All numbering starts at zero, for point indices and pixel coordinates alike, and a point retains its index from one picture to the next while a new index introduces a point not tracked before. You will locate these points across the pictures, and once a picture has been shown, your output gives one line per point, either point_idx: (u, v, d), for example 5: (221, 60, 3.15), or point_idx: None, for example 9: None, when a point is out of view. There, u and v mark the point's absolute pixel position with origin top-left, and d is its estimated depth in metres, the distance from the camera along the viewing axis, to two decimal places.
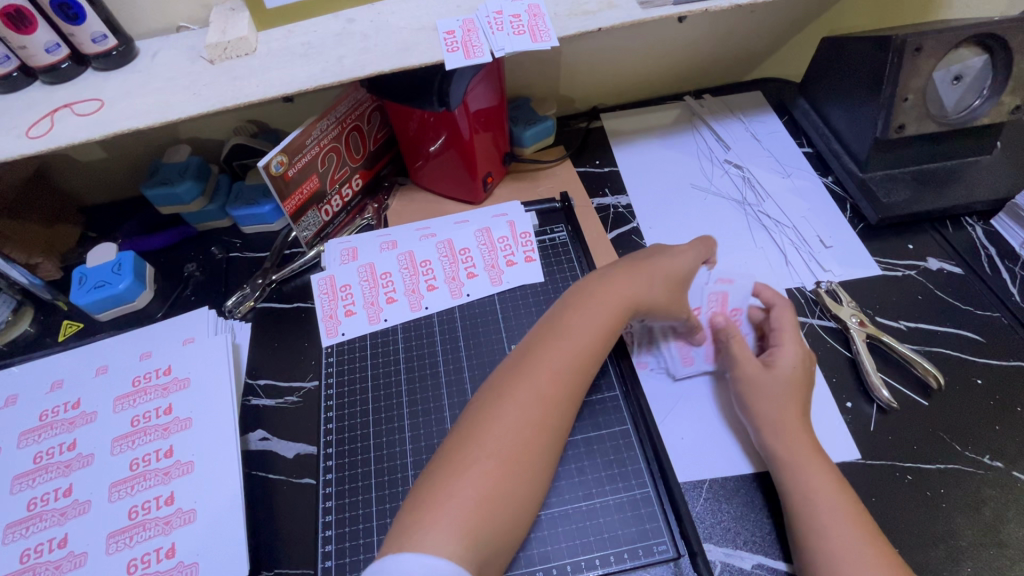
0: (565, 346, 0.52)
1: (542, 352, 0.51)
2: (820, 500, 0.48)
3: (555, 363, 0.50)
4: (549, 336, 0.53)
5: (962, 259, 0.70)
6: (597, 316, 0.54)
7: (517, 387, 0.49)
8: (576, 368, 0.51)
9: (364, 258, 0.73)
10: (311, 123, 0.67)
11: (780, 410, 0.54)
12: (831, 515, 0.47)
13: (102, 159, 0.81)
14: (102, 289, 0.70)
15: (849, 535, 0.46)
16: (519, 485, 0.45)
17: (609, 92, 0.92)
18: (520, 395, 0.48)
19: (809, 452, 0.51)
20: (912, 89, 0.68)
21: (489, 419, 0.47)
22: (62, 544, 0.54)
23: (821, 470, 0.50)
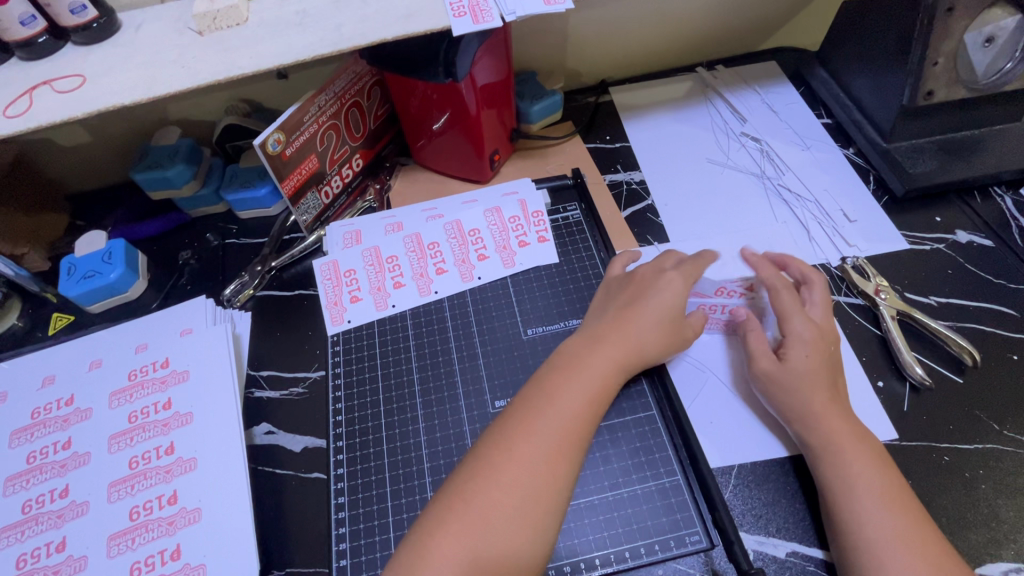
0: (567, 392, 0.49)
1: (543, 401, 0.48)
2: (858, 482, 0.46)
3: (556, 413, 0.47)
4: (551, 383, 0.50)
5: (992, 231, 0.67)
6: (598, 361, 0.51)
7: (515, 440, 0.46)
8: (580, 419, 0.48)
9: (368, 241, 0.69)
10: (308, 99, 0.63)
11: (809, 398, 0.51)
12: (868, 497, 0.45)
13: (87, 143, 0.77)
14: (92, 279, 0.67)
15: (888, 520, 0.44)
16: (513, 551, 0.42)
17: (618, 65, 0.88)
18: (518, 451, 0.45)
19: (848, 433, 0.49)
20: (943, 52, 0.64)
21: (483, 474, 0.44)
22: (60, 548, 0.51)
23: (860, 450, 0.48)
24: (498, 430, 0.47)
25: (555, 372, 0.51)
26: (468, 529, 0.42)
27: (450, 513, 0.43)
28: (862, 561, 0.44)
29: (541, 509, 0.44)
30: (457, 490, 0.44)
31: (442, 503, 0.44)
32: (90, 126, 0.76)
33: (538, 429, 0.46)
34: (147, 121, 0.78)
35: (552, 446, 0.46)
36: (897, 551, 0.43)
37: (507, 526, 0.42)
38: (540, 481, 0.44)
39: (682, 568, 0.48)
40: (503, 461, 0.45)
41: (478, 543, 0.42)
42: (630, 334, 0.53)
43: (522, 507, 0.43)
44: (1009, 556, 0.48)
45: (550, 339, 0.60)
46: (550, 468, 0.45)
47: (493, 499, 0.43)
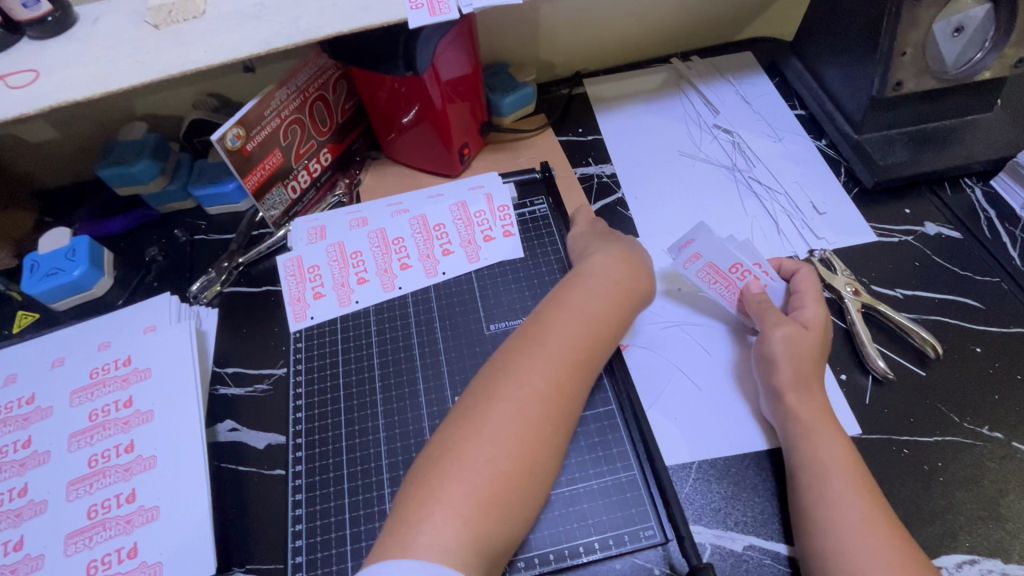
0: (586, 304, 0.51)
1: (562, 312, 0.50)
2: (832, 462, 0.47)
3: (577, 322, 0.49)
4: (568, 297, 0.51)
5: (961, 223, 0.67)
6: (607, 280, 0.53)
7: (542, 345, 0.47)
8: (599, 331, 0.50)
9: (333, 236, 0.69)
10: (269, 93, 0.62)
11: (797, 372, 0.53)
12: (839, 471, 0.47)
13: (53, 138, 0.76)
14: (55, 276, 0.66)
15: (857, 502, 0.45)
16: (543, 445, 0.43)
17: (592, 56, 0.88)
18: (543, 356, 0.46)
19: (823, 416, 0.51)
20: (911, 42, 0.63)
21: (513, 374, 0.45)
22: (17, 547, 0.51)
23: (834, 433, 0.50)
24: (523, 338, 0.49)
25: (570, 289, 0.53)
26: (499, 422, 0.42)
27: (486, 408, 0.43)
28: (827, 541, 0.44)
29: (565, 410, 0.45)
30: (488, 390, 0.45)
31: (472, 403, 0.45)
32: (56, 121, 0.75)
33: (561, 338, 0.48)
34: (114, 116, 0.77)
35: (575, 352, 0.47)
36: (863, 532, 0.44)
37: (535, 422, 0.43)
38: (565, 384, 0.46)
39: (638, 561, 0.48)
40: (530, 363, 0.46)
41: (509, 435, 0.42)
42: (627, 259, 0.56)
43: (550, 405, 0.44)
44: (964, 548, 0.48)
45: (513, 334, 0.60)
46: (575, 374, 0.46)
47: (525, 396, 0.44)
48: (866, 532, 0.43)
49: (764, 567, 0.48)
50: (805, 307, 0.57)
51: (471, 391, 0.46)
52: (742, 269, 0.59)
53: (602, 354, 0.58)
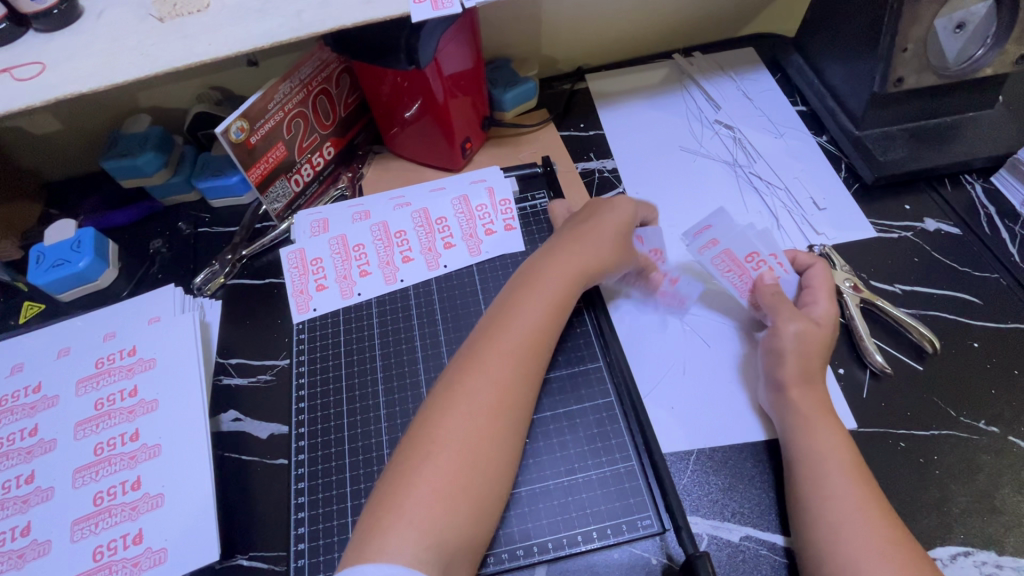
0: (530, 309, 0.52)
1: (506, 320, 0.51)
2: (828, 455, 0.48)
3: (520, 328, 0.50)
4: (515, 302, 0.53)
5: (961, 219, 0.67)
6: (554, 281, 0.55)
7: (484, 356, 0.49)
8: (541, 335, 0.51)
9: (336, 229, 0.69)
10: (273, 86, 0.63)
11: (790, 369, 0.53)
12: (835, 466, 0.47)
13: (59, 131, 0.77)
14: (61, 268, 0.67)
15: (852, 492, 0.46)
16: (493, 454, 0.45)
17: (594, 51, 0.88)
18: (488, 366, 0.48)
19: (820, 409, 0.51)
20: (912, 39, 0.63)
21: (457, 388, 0.47)
22: (24, 532, 0.51)
23: (831, 425, 0.50)
24: (467, 349, 0.50)
25: (516, 294, 0.54)
26: (445, 437, 0.44)
27: (431, 423, 0.45)
28: (822, 531, 0.45)
29: (510, 415, 0.47)
30: (435, 405, 0.46)
31: (420, 418, 0.46)
32: (62, 115, 0.76)
33: (503, 348, 0.49)
34: (119, 109, 0.77)
35: (517, 359, 0.49)
36: (857, 521, 0.44)
37: (481, 431, 0.45)
38: (509, 391, 0.47)
39: (636, 551, 0.49)
40: (473, 376, 0.47)
41: (458, 447, 0.44)
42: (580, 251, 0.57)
43: (493, 414, 0.46)
44: (958, 540, 0.49)
45: None
46: (517, 379, 0.48)
47: (466, 410, 0.46)
48: (859, 525, 0.44)
49: (761, 558, 0.48)
50: (817, 304, 0.56)
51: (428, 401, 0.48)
52: (758, 259, 0.59)
53: (601, 346, 0.59)
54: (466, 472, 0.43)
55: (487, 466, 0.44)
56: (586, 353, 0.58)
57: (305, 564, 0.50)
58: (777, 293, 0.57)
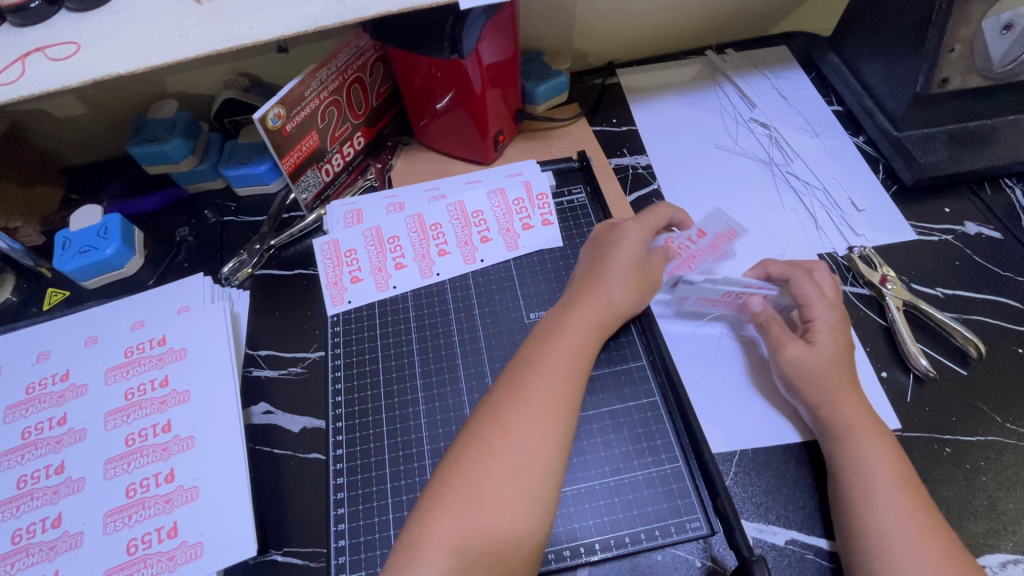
0: (554, 357, 0.48)
1: (529, 368, 0.48)
2: (875, 466, 0.46)
3: (542, 376, 0.47)
4: (537, 349, 0.49)
5: (1001, 223, 0.67)
6: (577, 328, 0.51)
7: (505, 407, 0.45)
8: (567, 383, 0.47)
9: (369, 220, 0.68)
10: (310, 73, 0.61)
11: (825, 379, 0.51)
12: (881, 471, 0.46)
13: (83, 115, 0.75)
14: (88, 254, 0.65)
15: (901, 503, 0.44)
16: (524, 475, 0.42)
17: (626, 46, 0.86)
18: (509, 420, 0.44)
19: (865, 420, 0.49)
20: (960, 39, 0.63)
21: (474, 444, 0.44)
22: (56, 523, 0.50)
23: (878, 435, 0.48)
24: (489, 400, 0.47)
25: (538, 342, 0.50)
26: (461, 500, 0.41)
27: (447, 486, 0.42)
28: (872, 541, 0.43)
29: (535, 474, 0.42)
30: (452, 463, 0.43)
31: (438, 477, 0.43)
32: (86, 98, 0.74)
33: (525, 398, 0.45)
34: (144, 94, 0.76)
35: (541, 410, 0.45)
36: (909, 532, 0.43)
37: (500, 493, 0.41)
38: (533, 445, 0.43)
39: (680, 553, 0.48)
40: (494, 431, 0.44)
41: (476, 511, 0.41)
42: (598, 293, 0.54)
43: (516, 473, 0.42)
44: (1007, 547, 0.48)
45: None
46: (543, 432, 0.44)
47: (486, 469, 0.42)
48: (909, 535, 0.43)
49: (806, 562, 0.47)
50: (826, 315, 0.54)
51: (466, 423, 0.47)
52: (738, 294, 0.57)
53: (643, 344, 0.58)
54: (485, 537, 0.40)
55: (510, 533, 0.40)
56: (628, 352, 0.58)
57: (346, 562, 0.49)
58: (768, 318, 0.56)
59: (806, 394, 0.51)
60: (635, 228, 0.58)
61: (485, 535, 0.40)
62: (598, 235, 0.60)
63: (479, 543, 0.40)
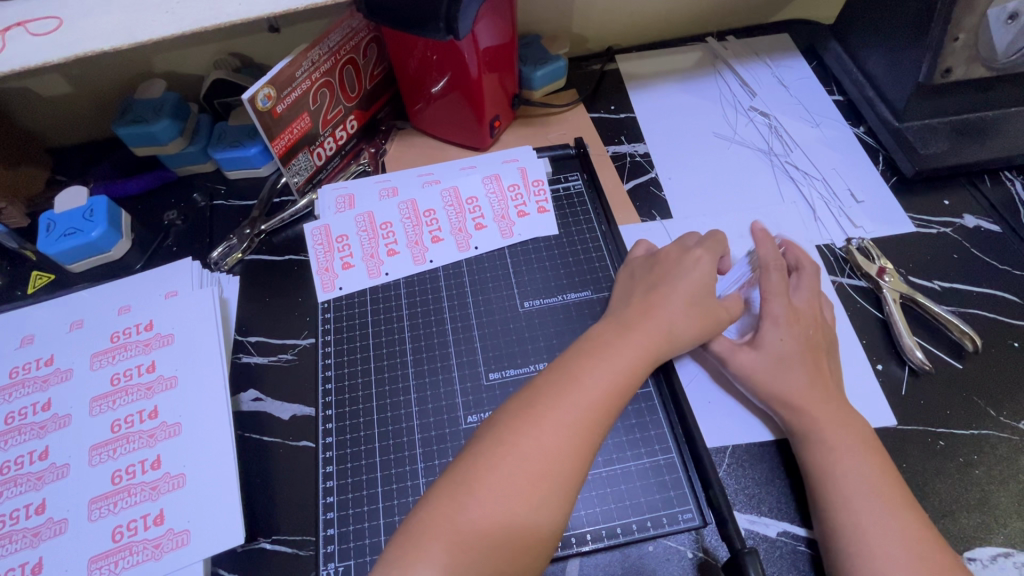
0: (597, 370, 0.46)
1: (569, 382, 0.46)
2: (847, 470, 0.46)
3: (583, 392, 0.45)
4: (580, 363, 0.47)
5: (1000, 216, 0.66)
6: (626, 342, 0.49)
7: (543, 418, 0.43)
8: (607, 405, 0.45)
9: (361, 206, 0.67)
10: (301, 53, 0.60)
11: (792, 381, 0.50)
12: (850, 472, 0.45)
13: (68, 94, 0.74)
14: (73, 237, 0.64)
15: (873, 502, 0.44)
16: (550, 492, 0.41)
17: (625, 31, 0.85)
18: (543, 428, 0.43)
19: (832, 420, 0.48)
20: (965, 27, 0.61)
21: (500, 448, 0.42)
22: (39, 510, 0.50)
23: (845, 436, 0.47)
24: (518, 403, 0.45)
25: (581, 354, 0.48)
26: (481, 504, 0.40)
27: (467, 495, 0.41)
28: (845, 543, 0.43)
29: (560, 487, 0.42)
30: (472, 470, 0.42)
31: (457, 480, 0.42)
32: (72, 77, 0.72)
33: (564, 417, 0.44)
34: (131, 73, 0.74)
35: (575, 425, 0.43)
36: (883, 531, 0.43)
37: (523, 509, 0.40)
38: (565, 468, 0.42)
39: (671, 544, 0.48)
40: (523, 437, 0.43)
41: (494, 516, 0.40)
42: (656, 313, 0.51)
43: (545, 497, 0.41)
44: (998, 541, 0.48)
45: (547, 312, 0.59)
46: (575, 449, 0.43)
47: (516, 487, 0.41)
48: (885, 535, 0.42)
49: (798, 554, 0.47)
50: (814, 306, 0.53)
51: (490, 423, 0.45)
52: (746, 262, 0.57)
53: None
54: (497, 546, 0.39)
55: (525, 550, 0.40)
56: None
57: (335, 551, 0.48)
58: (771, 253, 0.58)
59: (777, 395, 0.50)
60: (700, 252, 0.56)
61: (501, 540, 0.40)
62: (657, 259, 0.57)
63: (492, 548, 0.39)
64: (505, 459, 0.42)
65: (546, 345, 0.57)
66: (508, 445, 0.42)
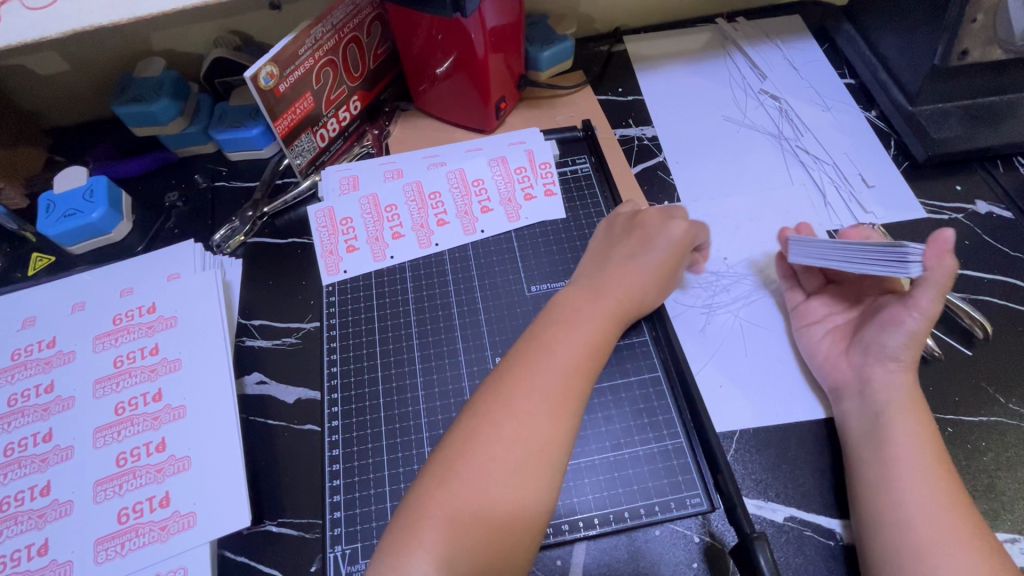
0: (566, 337, 0.46)
1: (541, 349, 0.45)
2: (908, 449, 0.45)
3: (554, 364, 0.44)
4: (550, 333, 0.47)
5: (1013, 202, 0.65)
6: (596, 322, 0.48)
7: (513, 390, 0.43)
8: (578, 374, 0.45)
9: (366, 187, 0.66)
10: (304, 30, 0.58)
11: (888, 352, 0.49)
12: (912, 450, 0.45)
13: (66, 73, 0.72)
14: (73, 218, 0.63)
15: (931, 484, 0.44)
16: (530, 459, 0.40)
17: (633, 11, 0.83)
18: (519, 405, 0.42)
19: (905, 399, 0.48)
20: (983, 8, 0.60)
21: (476, 424, 0.42)
22: (44, 491, 0.49)
23: (915, 418, 0.47)
24: (495, 376, 0.45)
25: (552, 321, 0.48)
26: (465, 484, 0.39)
27: (451, 469, 0.40)
28: (893, 520, 0.43)
29: (545, 459, 0.41)
30: (456, 443, 0.41)
31: (444, 455, 0.41)
32: (68, 54, 0.71)
33: (537, 383, 0.43)
34: (129, 51, 0.72)
35: (551, 397, 0.43)
36: (939, 515, 0.42)
37: (506, 480, 0.40)
38: (542, 433, 0.41)
39: (678, 529, 0.48)
40: (501, 414, 0.42)
41: (480, 497, 0.39)
42: (624, 283, 0.51)
43: (524, 464, 0.40)
44: (1006, 527, 0.48)
45: (554, 296, 0.59)
46: (554, 424, 0.42)
47: (493, 456, 0.40)
48: (939, 519, 0.42)
49: (804, 538, 0.47)
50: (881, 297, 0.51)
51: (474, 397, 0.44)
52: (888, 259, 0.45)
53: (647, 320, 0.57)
54: (483, 522, 0.38)
55: (512, 523, 0.39)
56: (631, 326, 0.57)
57: (342, 534, 0.48)
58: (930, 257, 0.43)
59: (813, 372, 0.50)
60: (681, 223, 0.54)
61: (498, 519, 0.39)
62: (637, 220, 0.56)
63: (492, 529, 0.38)
64: (484, 431, 0.41)
65: None
66: (487, 419, 0.42)
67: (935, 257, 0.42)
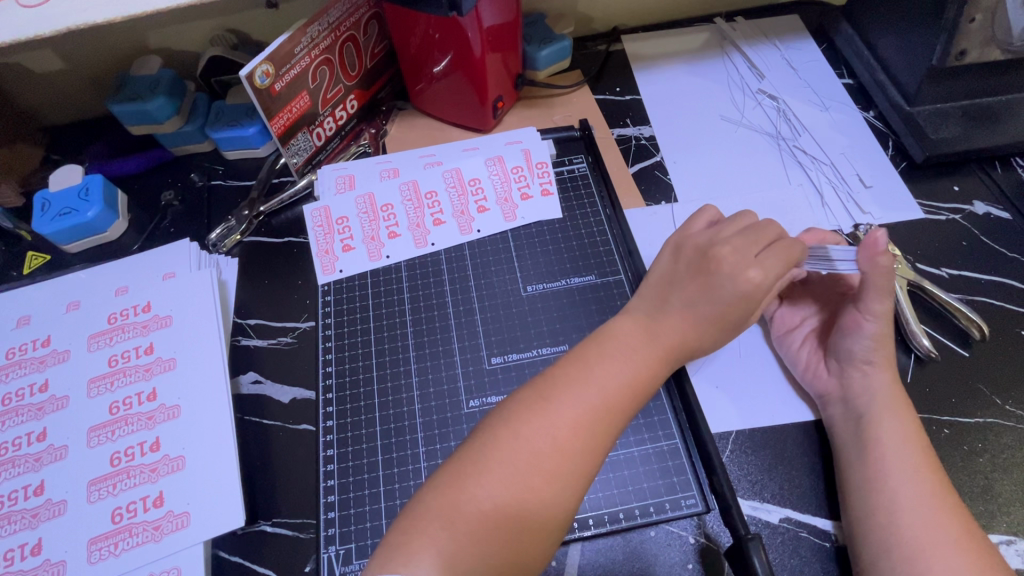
0: (611, 365, 0.44)
1: (584, 372, 0.43)
2: (894, 449, 0.46)
3: (596, 390, 0.43)
4: (594, 356, 0.44)
5: (1009, 202, 0.65)
6: (646, 356, 0.45)
7: (552, 410, 0.41)
8: (621, 404, 0.43)
9: (362, 186, 0.66)
10: (300, 28, 0.58)
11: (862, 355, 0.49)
12: (898, 450, 0.46)
13: (62, 71, 0.72)
14: (68, 216, 0.63)
15: (919, 483, 0.44)
16: (556, 478, 0.40)
17: (631, 11, 0.83)
18: (553, 425, 0.41)
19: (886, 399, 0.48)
20: (981, 8, 0.59)
21: (503, 437, 0.41)
22: (38, 491, 0.49)
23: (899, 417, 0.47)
24: (530, 392, 0.43)
25: (598, 344, 0.46)
26: (485, 494, 0.39)
27: (472, 478, 0.39)
28: (884, 521, 0.43)
29: (570, 477, 0.40)
30: (479, 453, 0.40)
31: (465, 463, 0.40)
32: (64, 51, 0.70)
33: (576, 408, 0.41)
34: (126, 50, 0.72)
35: (588, 423, 0.41)
36: (928, 514, 0.42)
37: (526, 495, 0.39)
38: (575, 457, 0.40)
39: (674, 530, 0.48)
40: (534, 431, 0.40)
41: (498, 508, 0.38)
42: (681, 324, 0.46)
43: (548, 482, 0.39)
44: (1001, 528, 0.48)
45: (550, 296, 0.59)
46: (588, 450, 0.41)
47: (519, 471, 0.39)
48: (928, 519, 0.42)
49: (800, 540, 0.47)
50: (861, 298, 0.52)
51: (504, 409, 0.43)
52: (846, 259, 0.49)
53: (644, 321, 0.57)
54: (496, 533, 0.38)
55: (525, 536, 0.38)
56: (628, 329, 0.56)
57: (335, 534, 0.48)
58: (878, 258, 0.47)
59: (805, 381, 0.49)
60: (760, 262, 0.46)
61: (514, 529, 0.38)
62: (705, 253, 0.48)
63: (507, 538, 0.38)
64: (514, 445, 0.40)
65: (549, 331, 0.57)
66: (518, 432, 0.41)
67: (867, 259, 0.47)
